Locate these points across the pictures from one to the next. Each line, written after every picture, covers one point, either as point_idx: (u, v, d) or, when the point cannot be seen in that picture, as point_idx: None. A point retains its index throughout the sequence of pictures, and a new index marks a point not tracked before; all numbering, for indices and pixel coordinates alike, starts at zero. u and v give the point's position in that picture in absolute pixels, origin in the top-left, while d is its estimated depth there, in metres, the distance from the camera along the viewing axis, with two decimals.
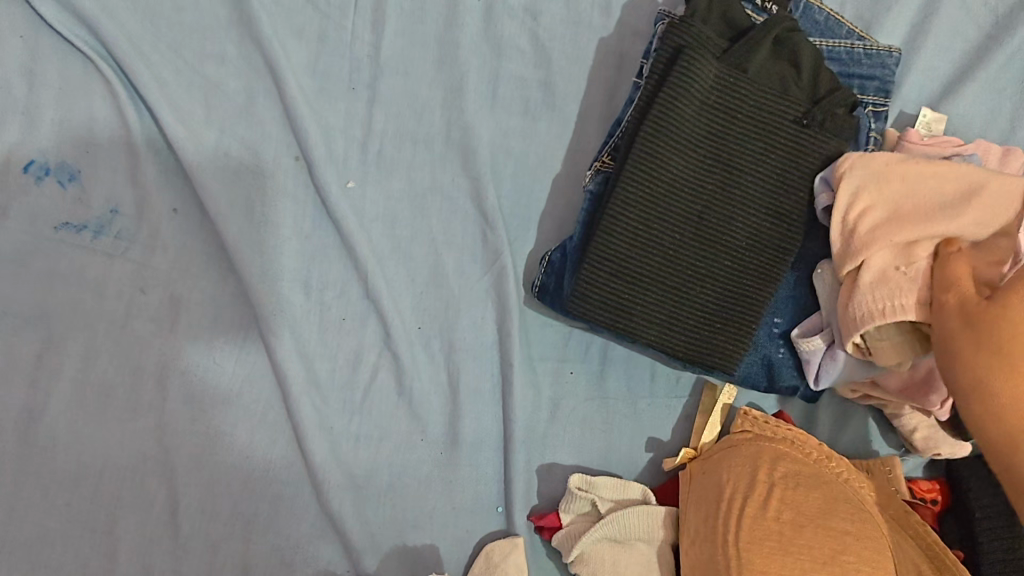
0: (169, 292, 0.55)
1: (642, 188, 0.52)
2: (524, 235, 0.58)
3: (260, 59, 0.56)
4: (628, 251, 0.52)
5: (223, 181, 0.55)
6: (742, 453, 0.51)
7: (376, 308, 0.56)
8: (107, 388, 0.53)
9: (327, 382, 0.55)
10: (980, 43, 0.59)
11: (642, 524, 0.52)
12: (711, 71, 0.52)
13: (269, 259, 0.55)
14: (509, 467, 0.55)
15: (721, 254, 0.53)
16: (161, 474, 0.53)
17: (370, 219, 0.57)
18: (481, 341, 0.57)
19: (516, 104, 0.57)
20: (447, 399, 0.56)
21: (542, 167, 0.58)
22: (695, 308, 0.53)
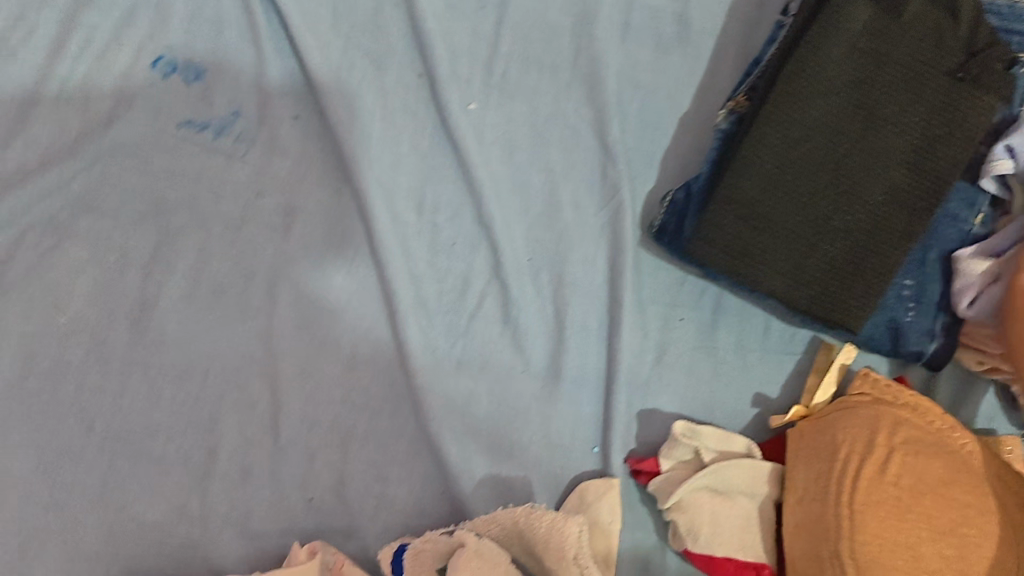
0: (284, 199, 0.54)
1: (779, 131, 0.49)
2: (646, 171, 0.55)
3: None
4: (759, 196, 0.50)
5: (342, 89, 0.54)
6: (860, 414, 0.49)
7: (487, 234, 0.54)
8: (219, 288, 0.53)
9: (434, 304, 0.54)
10: None
11: (745, 479, 0.50)
12: (863, 13, 0.49)
13: (385, 173, 0.54)
14: (611, 408, 0.53)
15: (856, 208, 0.50)
16: (266, 378, 0.53)
17: (487, 141, 0.55)
18: (592, 277, 0.55)
19: (649, 36, 0.55)
20: (552, 332, 0.54)
21: (670, 103, 0.55)
22: (822, 262, 0.50)
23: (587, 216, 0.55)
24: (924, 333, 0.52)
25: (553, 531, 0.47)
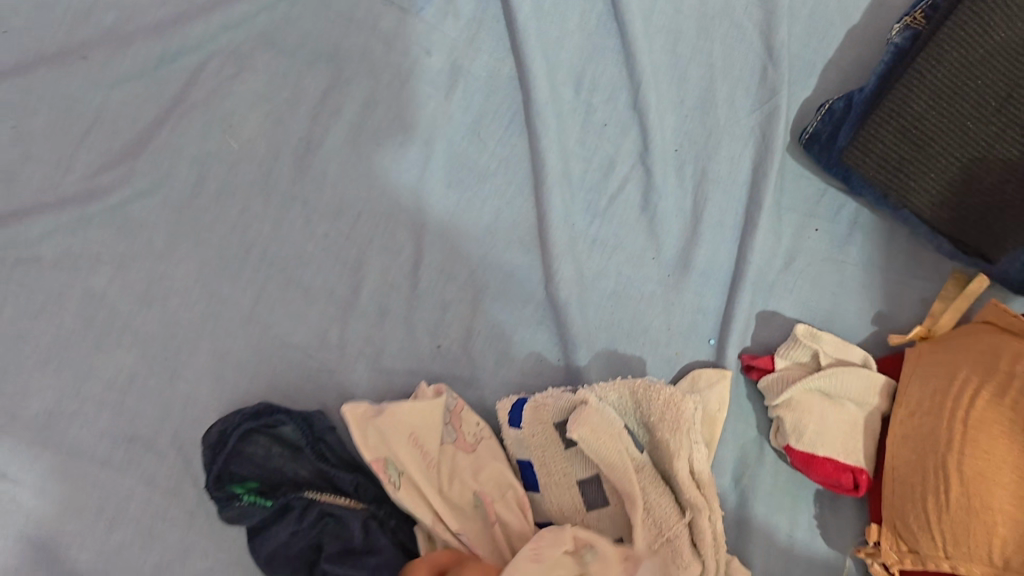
0: (451, 61, 0.57)
1: (954, 55, 0.49)
2: (804, 79, 0.56)
3: None
4: (919, 114, 0.51)
5: None
6: (986, 340, 0.50)
7: (639, 119, 0.56)
8: (380, 138, 0.57)
9: (578, 180, 0.56)
10: None
11: (858, 387, 0.52)
12: None
13: (550, 48, 0.56)
14: (733, 304, 0.55)
15: (1020, 138, 0.49)
16: (412, 229, 0.56)
17: (654, 28, 0.56)
18: (734, 176, 0.56)
19: None
20: (688, 224, 0.56)
21: (840, 14, 0.56)
22: (974, 188, 0.50)
23: (739, 116, 0.56)
24: None
25: (670, 408, 0.49)
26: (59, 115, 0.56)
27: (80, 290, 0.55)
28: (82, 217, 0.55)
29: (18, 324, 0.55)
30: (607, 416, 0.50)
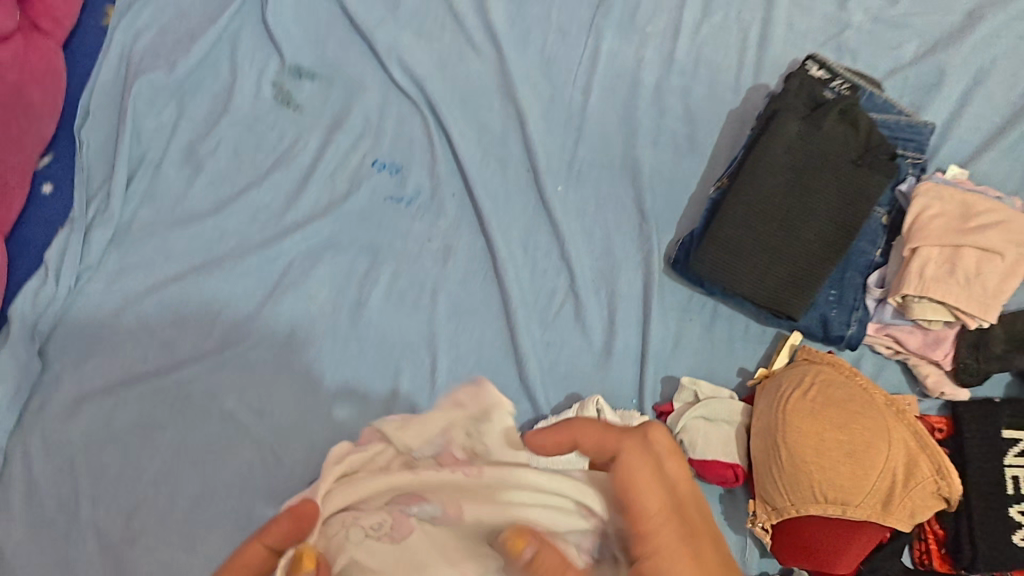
0: (445, 243, 0.89)
1: (747, 197, 0.81)
2: (668, 228, 0.89)
3: (513, 110, 0.92)
4: (733, 234, 0.81)
5: (483, 178, 0.90)
6: (797, 369, 0.78)
7: (567, 264, 0.88)
8: (403, 295, 0.88)
9: (532, 306, 0.87)
10: (996, 128, 0.87)
11: (725, 411, 0.80)
12: (794, 127, 0.81)
13: (506, 228, 0.89)
14: (643, 373, 0.84)
15: (795, 242, 0.81)
16: (429, 349, 0.86)
17: (569, 208, 0.89)
18: (633, 292, 0.87)
19: (669, 148, 0.90)
20: (606, 324, 0.86)
21: (683, 188, 0.89)
22: (776, 275, 0.81)
23: (631, 255, 0.88)
24: (843, 322, 0.81)
25: (627, 415, 0.81)
26: (200, 305, 0.86)
27: (211, 413, 0.83)
28: (215, 366, 0.84)
29: (171, 441, 0.82)
30: None
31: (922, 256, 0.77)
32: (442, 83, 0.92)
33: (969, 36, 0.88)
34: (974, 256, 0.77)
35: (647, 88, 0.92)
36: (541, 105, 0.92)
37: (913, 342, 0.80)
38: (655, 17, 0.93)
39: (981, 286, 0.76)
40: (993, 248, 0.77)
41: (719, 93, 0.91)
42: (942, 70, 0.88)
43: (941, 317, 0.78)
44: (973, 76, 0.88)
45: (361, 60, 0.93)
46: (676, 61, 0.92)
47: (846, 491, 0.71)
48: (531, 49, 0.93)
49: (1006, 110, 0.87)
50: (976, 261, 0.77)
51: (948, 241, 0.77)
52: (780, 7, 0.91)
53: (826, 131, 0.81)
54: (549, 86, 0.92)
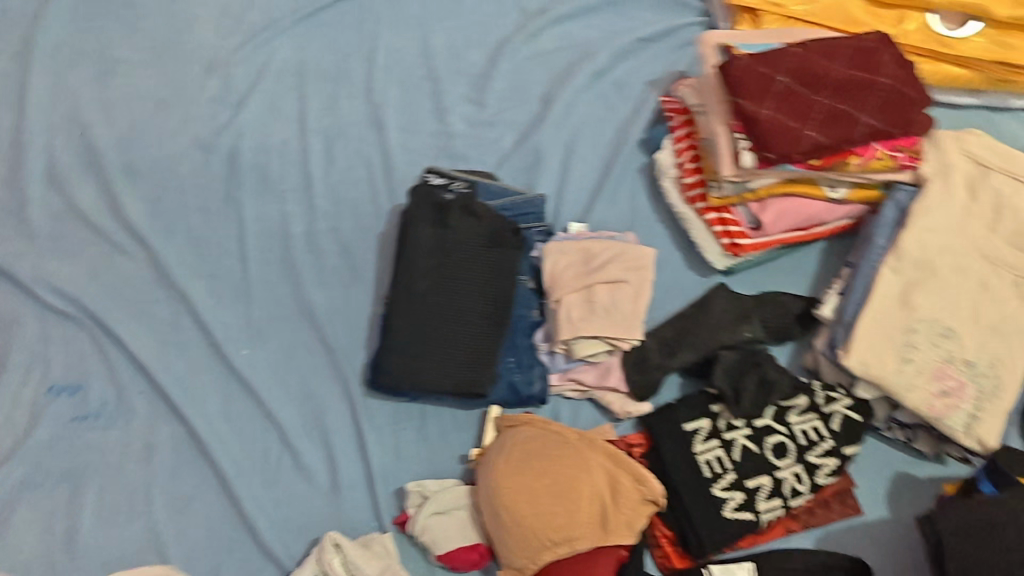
0: (146, 442, 0.88)
1: (409, 305, 0.88)
2: (355, 353, 0.93)
3: (178, 297, 0.95)
4: (409, 341, 0.87)
5: (165, 367, 0.91)
6: (499, 436, 0.85)
7: (271, 419, 0.90)
8: (116, 509, 0.85)
9: (250, 471, 0.88)
10: (598, 182, 1.02)
11: (454, 499, 0.84)
12: (427, 232, 0.90)
13: (202, 406, 0.90)
14: (374, 493, 0.87)
15: (464, 329, 0.89)
16: (158, 552, 0.84)
17: (259, 367, 0.92)
18: (343, 423, 0.90)
19: (335, 283, 0.96)
20: (327, 462, 0.89)
21: (359, 313, 0.95)
22: (459, 363, 0.88)
23: (331, 390, 0.92)
24: (528, 382, 0.90)
25: (369, 538, 0.84)
26: None
27: None
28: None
29: None
30: (342, 566, 0.81)
31: (565, 303, 0.88)
32: (100, 294, 0.94)
33: (548, 116, 1.04)
34: (604, 291, 0.89)
35: (298, 237, 0.98)
36: (204, 283, 0.95)
37: (591, 377, 0.90)
38: (286, 176, 1.01)
39: (619, 313, 0.88)
40: (615, 279, 0.89)
41: (364, 222, 0.99)
42: (538, 149, 1.03)
43: (601, 348, 0.88)
44: (564, 146, 1.03)
45: (10, 299, 0.93)
46: (317, 207, 1.00)
47: (567, 528, 0.77)
48: (179, 237, 0.97)
49: (598, 164, 1.03)
50: (608, 294, 0.89)
51: (578, 286, 0.89)
52: (391, 137, 1.03)
53: (457, 227, 0.91)
54: (207, 264, 0.97)
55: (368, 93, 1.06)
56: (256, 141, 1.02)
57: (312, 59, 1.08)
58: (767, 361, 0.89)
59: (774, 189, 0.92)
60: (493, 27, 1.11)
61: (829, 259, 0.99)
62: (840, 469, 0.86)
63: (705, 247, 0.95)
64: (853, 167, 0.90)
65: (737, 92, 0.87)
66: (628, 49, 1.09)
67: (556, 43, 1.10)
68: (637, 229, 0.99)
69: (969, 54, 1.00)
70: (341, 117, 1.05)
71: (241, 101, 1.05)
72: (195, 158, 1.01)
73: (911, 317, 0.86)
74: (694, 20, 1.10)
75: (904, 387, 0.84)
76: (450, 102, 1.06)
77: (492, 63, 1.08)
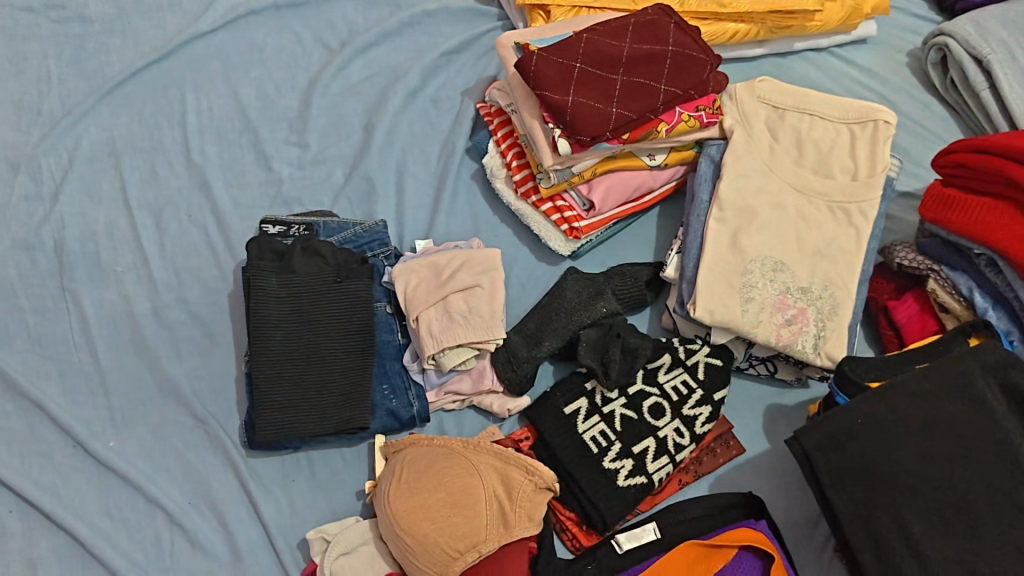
0: (25, 559, 0.84)
1: (270, 357, 0.87)
2: (231, 418, 0.92)
3: (30, 404, 0.90)
4: (279, 393, 0.87)
5: (30, 478, 0.87)
6: (387, 464, 0.86)
7: (156, 503, 0.87)
8: None
9: (145, 561, 0.85)
10: (435, 197, 1.03)
11: (358, 536, 0.84)
12: (272, 281, 0.89)
13: (79, 508, 0.86)
14: (278, 551, 0.86)
15: (331, 368, 0.89)
16: None
17: (132, 455, 0.89)
18: (231, 490, 0.89)
19: (194, 353, 0.95)
20: (223, 532, 0.87)
21: (226, 378, 0.94)
22: (333, 402, 0.88)
23: (211, 461, 0.90)
24: (406, 405, 0.91)
25: None
26: None
27: None
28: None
29: None
30: None
31: (423, 320, 0.90)
32: None
33: (372, 143, 1.05)
34: (459, 299, 0.91)
35: (146, 315, 0.96)
36: (54, 383, 0.92)
37: (466, 386, 0.92)
38: (120, 257, 0.98)
39: (477, 317, 0.90)
40: (467, 287, 0.91)
41: (211, 286, 0.98)
42: (369, 177, 1.03)
43: (468, 354, 0.90)
44: (394, 169, 1.05)
45: None
46: (159, 281, 0.98)
47: (471, 536, 0.79)
48: (17, 342, 0.93)
49: (431, 180, 1.05)
50: (463, 302, 0.91)
51: (433, 301, 0.91)
52: (220, 196, 1.02)
53: (300, 271, 0.91)
54: (55, 363, 0.93)
55: (187, 158, 1.04)
56: (81, 229, 0.99)
57: (123, 136, 1.05)
58: (626, 330, 0.92)
59: (595, 169, 0.96)
60: (300, 70, 1.12)
61: (664, 224, 1.04)
62: (714, 414, 0.90)
63: (548, 237, 0.99)
64: (663, 133, 0.95)
65: (539, 85, 0.91)
66: (436, 64, 1.11)
67: (365, 73, 1.11)
68: (482, 234, 1.02)
69: (747, 9, 1.09)
70: (165, 186, 1.03)
71: (56, 191, 1.01)
72: (19, 260, 0.97)
73: (744, 260, 0.91)
74: (491, 27, 1.15)
75: (751, 324, 0.89)
76: (273, 150, 1.06)
77: (306, 103, 1.08)
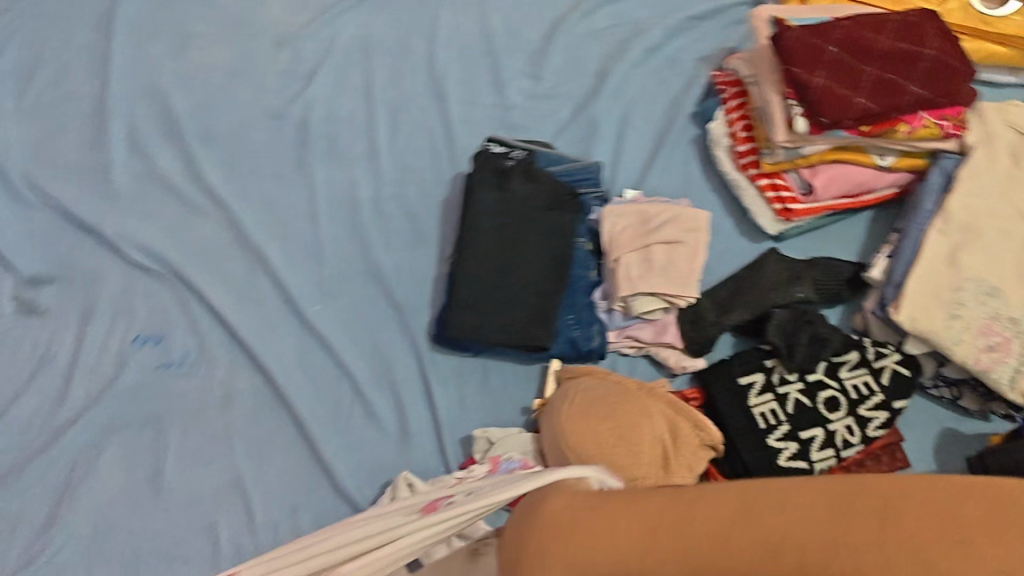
0: (225, 389, 0.93)
1: (472, 262, 0.92)
2: (422, 312, 0.98)
3: (253, 256, 0.99)
4: (474, 296, 0.91)
5: (243, 321, 0.96)
6: (562, 387, 0.89)
7: (343, 370, 0.94)
8: (198, 448, 0.90)
9: (325, 419, 0.92)
10: (652, 152, 1.05)
11: (520, 445, 0.89)
12: (490, 194, 0.94)
13: (278, 357, 0.94)
14: (442, 441, 0.92)
15: (526, 286, 0.92)
16: (238, 491, 0.88)
17: (331, 322, 0.97)
18: (411, 376, 0.95)
19: (401, 246, 1.01)
20: (396, 411, 0.93)
21: (425, 275, 1.00)
22: (520, 317, 0.91)
23: (398, 345, 0.96)
24: (588, 338, 0.94)
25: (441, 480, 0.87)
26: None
27: None
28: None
29: None
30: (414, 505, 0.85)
31: (624, 263, 0.92)
32: (179, 251, 0.99)
33: (604, 88, 1.08)
34: (661, 251, 0.92)
35: (367, 202, 1.03)
36: (276, 243, 1.00)
37: (647, 335, 0.94)
38: (354, 144, 1.06)
39: (675, 272, 0.91)
40: (671, 241, 0.92)
41: (429, 189, 1.04)
42: (595, 119, 1.06)
43: (658, 306, 0.92)
44: (619, 117, 1.07)
45: (95, 252, 0.98)
46: (383, 174, 1.04)
47: (637, 467, 0.81)
48: (252, 199, 1.02)
49: (652, 135, 1.07)
50: (664, 254, 0.92)
51: (635, 247, 0.93)
52: (453, 109, 1.07)
53: (517, 190, 0.94)
54: (281, 226, 1.01)
55: (431, 67, 1.09)
56: (325, 111, 1.07)
57: (377, 34, 1.11)
58: (818, 319, 0.92)
59: (823, 156, 0.95)
60: (549, 5, 1.14)
61: (875, 228, 1.03)
62: (890, 421, 0.89)
63: (758, 213, 0.99)
64: (901, 135, 0.92)
65: (788, 60, 0.91)
66: (680, 26, 1.13)
67: (610, 21, 1.14)
68: (691, 197, 1.03)
69: (1012, 33, 1.05)
70: (406, 88, 1.08)
71: (310, 72, 1.09)
72: (267, 127, 1.06)
73: (959, 275, 0.89)
74: (742, 1, 1.15)
75: (952, 340, 0.87)
76: (509, 77, 1.09)
77: (549, 38, 1.11)
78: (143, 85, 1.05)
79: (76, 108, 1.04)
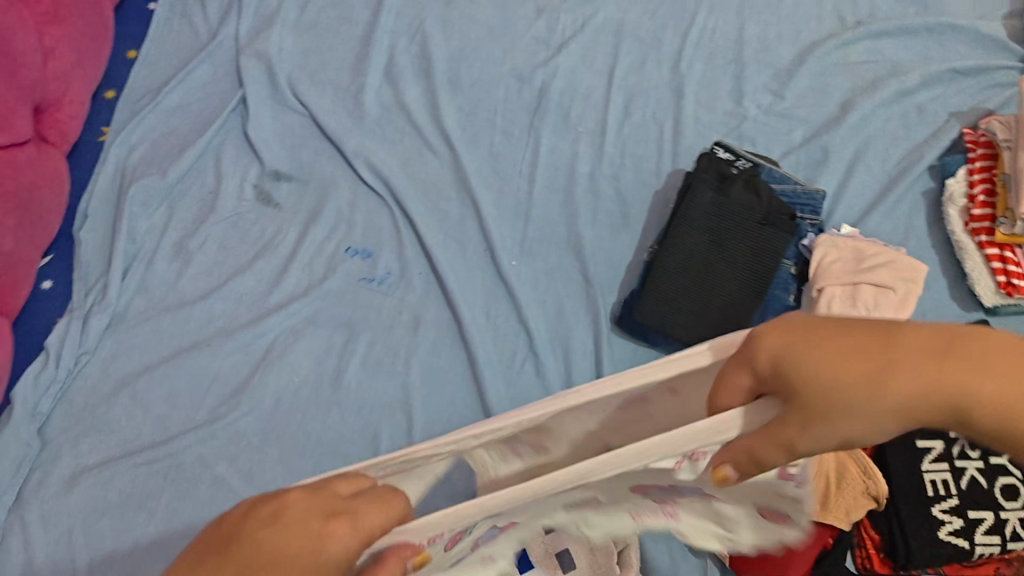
0: (415, 314, 0.98)
1: (673, 257, 0.94)
2: (611, 291, 0.99)
3: (468, 200, 1.05)
4: (666, 288, 0.93)
5: (445, 257, 1.01)
6: None
7: (524, 326, 0.97)
8: (379, 361, 0.96)
9: (497, 366, 0.95)
10: (878, 196, 1.03)
11: None
12: (706, 196, 0.95)
13: (469, 298, 0.99)
14: None
15: (720, 292, 0.93)
16: (404, 409, 0.93)
17: (524, 279, 1.00)
18: (586, 349, 0.96)
19: (606, 224, 1.03)
20: (564, 376, 0.94)
21: (623, 256, 1.01)
22: (708, 319, 0.92)
23: (580, 316, 0.98)
24: None
25: None
26: (195, 385, 0.93)
27: (202, 479, 0.87)
28: (204, 437, 0.90)
29: (167, 507, 0.86)
30: None
31: (827, 294, 0.91)
32: (404, 179, 1.05)
33: (845, 121, 1.05)
34: (870, 294, 0.89)
35: (584, 176, 1.06)
36: (492, 194, 1.05)
37: None
38: (585, 119, 1.09)
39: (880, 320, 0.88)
40: (883, 287, 0.89)
41: (645, 176, 1.05)
42: (828, 148, 1.04)
43: None
44: (853, 152, 1.05)
45: (332, 162, 1.07)
46: (606, 152, 1.07)
47: None
48: (480, 149, 1.08)
49: (883, 179, 1.04)
50: (874, 299, 0.89)
51: (842, 284, 0.91)
52: (688, 106, 1.08)
53: (735, 199, 0.94)
54: (499, 179, 1.06)
55: (675, 63, 1.11)
56: (566, 83, 1.11)
57: (632, 21, 1.14)
58: None
59: None
60: (807, 28, 1.13)
61: None
62: None
63: (978, 282, 0.95)
64: None
65: None
66: (940, 76, 1.09)
67: (866, 56, 1.11)
68: (909, 248, 1.00)
69: None
70: (647, 78, 1.11)
71: (561, 43, 1.13)
72: (510, 86, 1.11)
73: None
74: (1014, 64, 1.09)
75: None
76: (751, 89, 1.09)
77: (800, 60, 1.10)
78: (410, 25, 1.14)
79: (348, 32, 1.14)
